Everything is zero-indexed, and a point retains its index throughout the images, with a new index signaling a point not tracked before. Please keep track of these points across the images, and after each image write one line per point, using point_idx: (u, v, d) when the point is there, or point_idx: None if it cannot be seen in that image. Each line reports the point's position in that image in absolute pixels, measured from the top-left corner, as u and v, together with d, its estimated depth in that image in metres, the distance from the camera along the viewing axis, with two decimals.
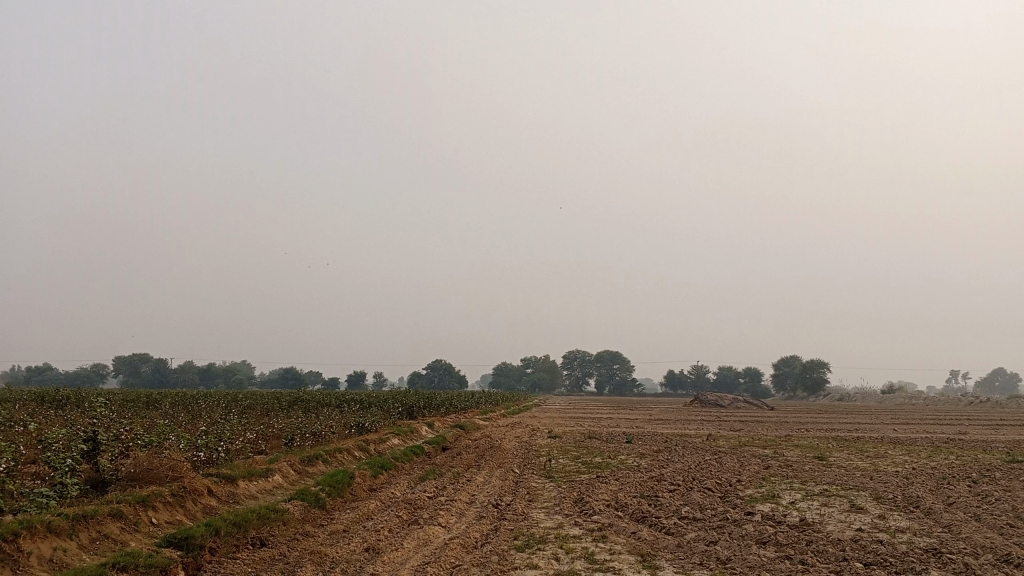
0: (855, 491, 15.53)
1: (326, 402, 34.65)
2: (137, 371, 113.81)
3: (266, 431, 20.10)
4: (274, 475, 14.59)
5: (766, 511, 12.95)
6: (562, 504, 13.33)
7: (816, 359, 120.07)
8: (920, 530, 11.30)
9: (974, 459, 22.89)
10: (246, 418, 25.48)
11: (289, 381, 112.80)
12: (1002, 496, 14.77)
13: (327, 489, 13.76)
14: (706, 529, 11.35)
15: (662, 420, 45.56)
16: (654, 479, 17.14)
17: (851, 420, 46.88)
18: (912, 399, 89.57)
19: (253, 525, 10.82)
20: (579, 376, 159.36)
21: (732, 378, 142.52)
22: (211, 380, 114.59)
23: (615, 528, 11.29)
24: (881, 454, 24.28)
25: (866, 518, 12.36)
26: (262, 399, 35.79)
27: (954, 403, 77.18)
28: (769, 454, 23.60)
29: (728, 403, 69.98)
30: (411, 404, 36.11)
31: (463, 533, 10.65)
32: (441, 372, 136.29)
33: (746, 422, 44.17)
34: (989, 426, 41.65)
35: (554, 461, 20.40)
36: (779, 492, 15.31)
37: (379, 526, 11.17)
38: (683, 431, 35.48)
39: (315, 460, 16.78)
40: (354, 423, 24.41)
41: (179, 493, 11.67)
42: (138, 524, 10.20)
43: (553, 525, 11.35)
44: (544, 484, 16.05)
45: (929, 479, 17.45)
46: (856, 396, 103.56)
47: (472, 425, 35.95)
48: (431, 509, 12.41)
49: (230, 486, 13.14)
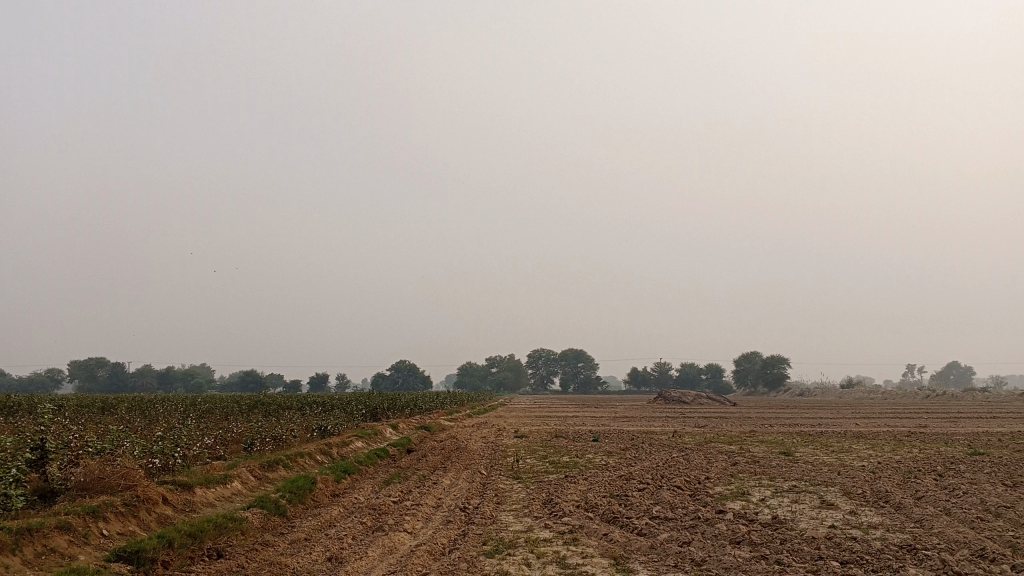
0: (824, 487, 15.46)
1: (288, 405, 34.05)
2: (94, 376, 111.14)
3: (225, 436, 19.54)
4: (232, 482, 14.10)
5: (736, 509, 12.79)
6: (531, 506, 13.04)
7: (777, 355, 121.22)
8: (892, 526, 11.20)
9: (937, 452, 23.02)
10: (204, 422, 24.86)
11: (250, 384, 111.14)
12: (971, 489, 14.80)
13: (288, 495, 13.30)
14: (679, 530, 11.14)
15: (628, 418, 45.55)
16: (623, 478, 16.91)
17: (812, 416, 47.32)
18: (870, 393, 90.83)
19: (209, 536, 10.37)
20: (544, 375, 159.65)
21: (695, 375, 143.43)
22: (171, 385, 112.58)
23: (587, 530, 11.04)
24: (845, 448, 24.38)
25: (838, 514, 12.26)
26: (221, 403, 34.95)
27: (912, 397, 78.07)
28: (735, 450, 23.59)
29: (691, 399, 70.48)
30: (375, 406, 35.59)
31: (430, 539, 10.31)
32: (406, 372, 135.30)
33: (711, 419, 44.34)
34: (949, 418, 42.26)
35: (522, 461, 20.14)
36: (749, 489, 15.16)
37: (342, 533, 10.76)
38: (649, 428, 35.48)
39: (276, 465, 16.31)
40: (317, 427, 23.88)
41: (132, 503, 11.17)
42: (88, 536, 9.69)
43: (522, 529, 11.04)
44: (512, 485, 15.78)
45: (895, 473, 17.47)
46: (815, 390, 105.20)
47: (437, 426, 35.54)
48: (396, 515, 12.04)
49: (186, 494, 12.66)
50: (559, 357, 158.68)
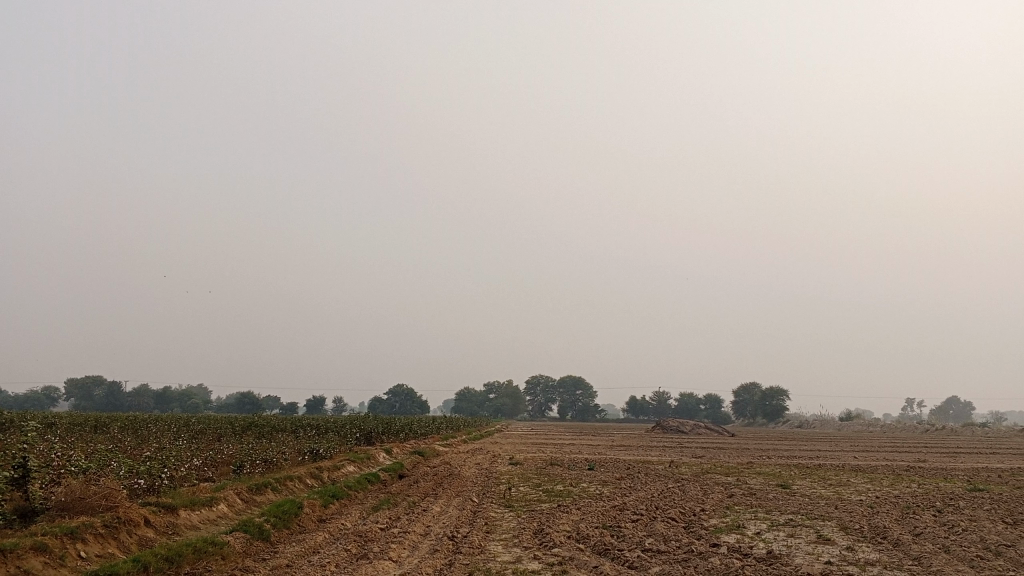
0: (821, 521, 15.18)
1: (282, 427, 33.75)
2: (90, 395, 110.59)
3: (215, 458, 19.28)
4: (219, 505, 13.84)
5: (731, 542, 12.53)
6: (521, 536, 12.77)
7: (776, 387, 120.72)
8: (890, 563, 10.91)
9: (936, 487, 22.76)
10: (195, 443, 24.57)
11: (247, 405, 110.65)
12: (970, 526, 14.52)
13: (272, 520, 13.03)
14: (671, 563, 10.87)
15: (625, 447, 45.27)
16: (617, 508, 16.65)
17: (812, 448, 46.95)
18: (869, 427, 90.29)
19: (187, 560, 10.11)
20: (542, 403, 158.84)
21: (693, 405, 142.72)
22: (167, 406, 112.12)
23: (577, 562, 10.76)
24: (842, 482, 24.07)
25: (834, 550, 11.98)
26: (215, 424, 34.67)
27: (912, 431, 77.67)
28: (732, 481, 23.32)
29: (688, 429, 69.99)
30: (369, 430, 35.25)
31: (415, 568, 10.04)
32: (403, 397, 134.80)
33: (708, 449, 44.00)
34: (948, 453, 41.87)
35: (515, 489, 19.85)
36: (744, 523, 14.90)
37: (325, 560, 10.51)
38: (645, 457, 35.21)
39: (264, 488, 16.02)
40: (308, 450, 23.62)
41: (112, 524, 10.91)
42: (65, 558, 9.42)
43: (511, 560, 10.78)
44: (503, 514, 15.51)
45: (893, 508, 17.18)
46: (814, 422, 104.63)
47: (433, 452, 35.16)
48: (381, 543, 11.77)
49: (170, 516, 12.40)
50: (558, 384, 158.11)
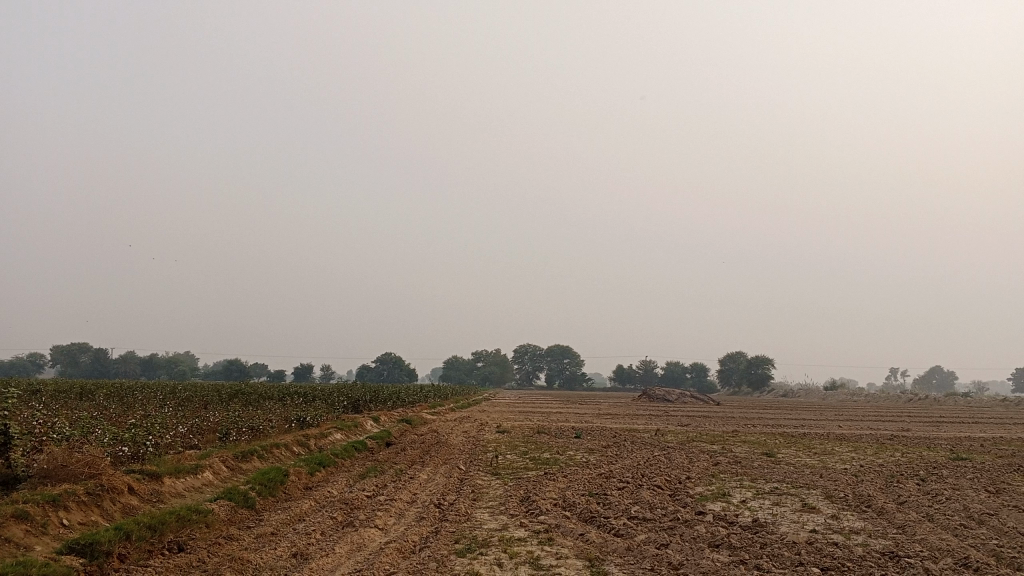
0: (806, 489, 15.27)
1: (269, 395, 33.66)
2: (76, 362, 110.10)
3: (200, 425, 19.15)
4: (204, 472, 13.77)
5: (716, 511, 12.55)
6: (507, 504, 12.76)
7: (762, 356, 121.53)
8: (874, 531, 10.96)
9: (919, 456, 22.96)
10: (181, 411, 24.45)
11: (234, 372, 110.52)
12: (953, 496, 14.62)
13: (257, 488, 12.96)
14: (657, 531, 10.88)
15: (611, 415, 45.54)
16: (604, 476, 16.68)
17: (796, 416, 47.41)
18: (853, 396, 91.23)
19: (170, 528, 10.04)
20: (530, 371, 159.39)
21: (680, 374, 143.65)
22: (154, 372, 111.89)
23: (563, 530, 10.75)
24: (827, 450, 24.26)
25: (819, 518, 12.02)
26: (203, 391, 34.55)
27: (895, 400, 78.60)
28: (717, 450, 23.44)
29: (674, 397, 70.46)
30: (356, 398, 35.20)
31: (401, 536, 10.00)
32: (391, 365, 135.00)
33: (694, 417, 44.29)
34: (930, 422, 42.35)
35: (502, 457, 19.84)
36: (729, 490, 14.97)
37: (310, 529, 10.44)
38: (632, 426, 35.39)
39: (250, 456, 15.96)
40: (295, 418, 23.53)
41: (95, 492, 10.81)
42: (46, 526, 9.32)
43: (497, 527, 10.76)
44: (490, 481, 15.51)
45: (877, 477, 17.31)
46: (799, 391, 105.56)
47: (420, 420, 35.19)
48: (368, 510, 11.73)
49: (154, 484, 12.31)
50: (545, 353, 158.75)
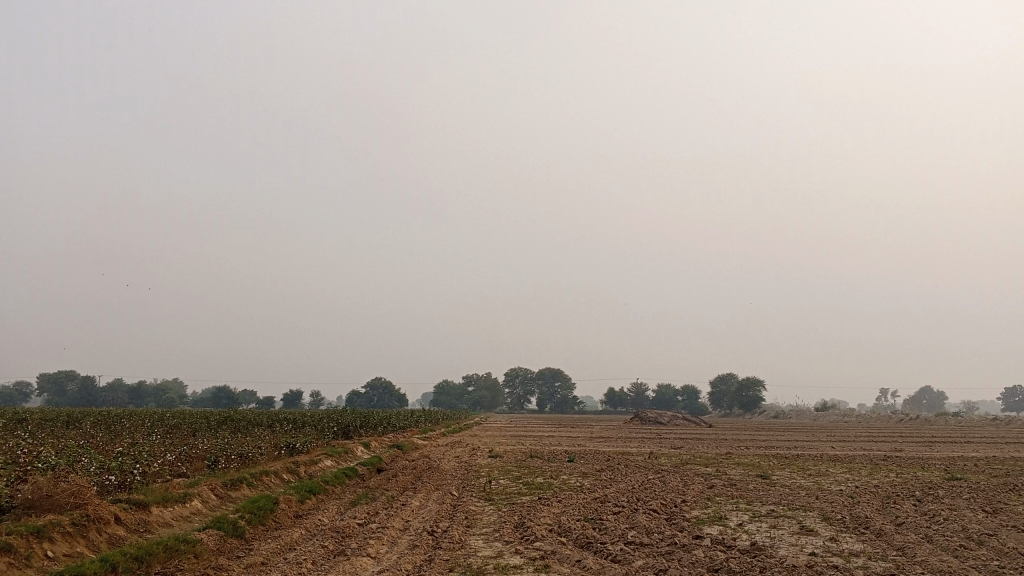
0: (803, 512, 15.12)
1: (258, 421, 33.32)
2: (63, 390, 109.01)
3: (188, 453, 18.88)
4: (192, 501, 13.53)
5: (714, 534, 12.39)
6: (502, 530, 12.57)
7: (752, 377, 121.50)
8: (874, 554, 10.82)
9: (913, 476, 22.84)
10: (169, 438, 24.16)
11: (223, 399, 109.65)
12: (951, 516, 14.51)
13: (247, 516, 12.74)
14: (654, 556, 10.71)
15: (603, 438, 45.33)
16: (598, 500, 16.49)
17: (789, 438, 47.28)
18: (844, 417, 91.24)
19: (158, 559, 9.81)
20: (520, 395, 158.81)
21: (671, 396, 143.41)
22: (142, 399, 110.90)
23: (559, 557, 10.57)
24: (822, 472, 24.10)
25: (818, 540, 11.90)
26: (191, 418, 34.18)
27: (886, 420, 78.62)
28: (712, 472, 23.25)
29: (666, 420, 70.23)
30: (347, 424, 34.88)
31: (394, 565, 9.80)
32: (381, 391, 134.32)
33: (687, 440, 44.11)
34: (923, 442, 42.29)
35: (495, 482, 19.63)
36: (726, 514, 14.80)
37: (302, 558, 10.24)
38: (624, 449, 35.18)
39: (239, 484, 15.71)
40: (284, 445, 23.24)
41: (81, 522, 10.58)
42: (30, 558, 9.09)
43: (492, 554, 10.57)
44: (484, 507, 15.31)
45: (873, 498, 17.20)
46: (790, 412, 105.49)
47: (412, 446, 34.87)
48: (360, 538, 11.53)
49: (141, 513, 12.08)
50: (536, 376, 158.34)
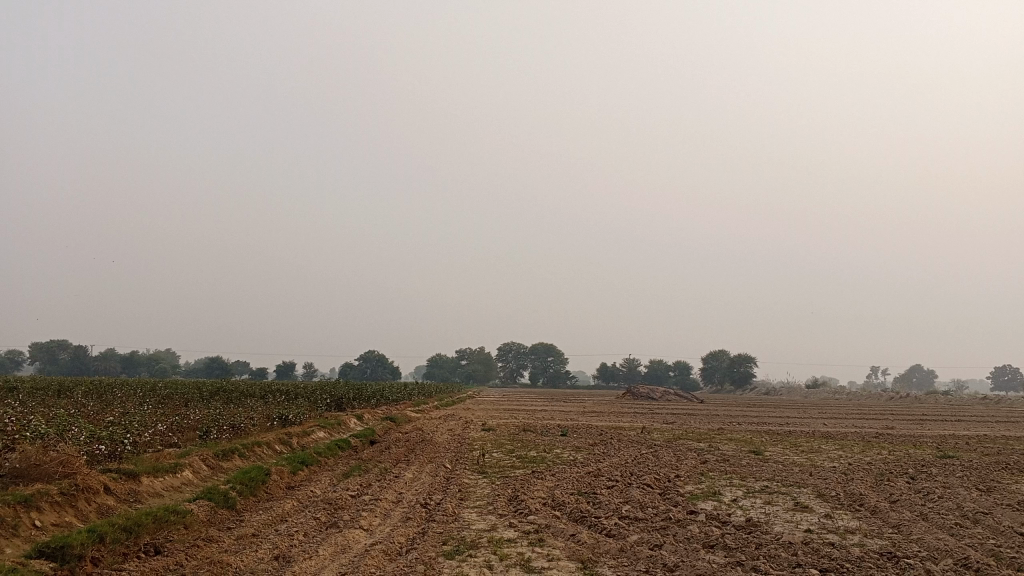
0: (796, 488, 15.09)
1: (251, 393, 33.21)
2: (56, 359, 108.82)
3: (180, 423, 18.74)
4: (183, 471, 13.41)
5: (708, 510, 12.34)
6: (496, 503, 12.49)
7: (745, 354, 121.91)
8: (870, 531, 10.76)
9: (906, 454, 22.83)
10: (160, 408, 24.02)
11: (217, 370, 109.60)
12: (946, 494, 14.46)
13: (238, 488, 12.61)
14: (649, 531, 10.64)
15: (595, 413, 45.36)
16: (592, 474, 16.44)
17: (781, 415, 47.30)
18: (835, 393, 91.70)
19: (146, 531, 9.67)
20: (514, 369, 159.35)
21: (663, 372, 144.09)
22: (135, 369, 110.85)
23: (553, 530, 10.49)
24: (814, 448, 24.10)
25: (813, 518, 11.83)
26: (184, 389, 34.06)
27: (875, 398, 79.30)
28: (705, 448, 23.20)
29: (659, 395, 70.47)
30: (340, 396, 34.79)
31: (387, 537, 9.70)
32: (374, 363, 134.29)
33: (679, 415, 44.09)
34: (916, 421, 42.36)
35: (489, 456, 19.56)
36: (720, 489, 14.76)
37: (293, 529, 10.12)
38: (616, 423, 35.21)
39: (231, 454, 15.62)
40: (276, 416, 23.17)
41: (69, 491, 10.44)
42: (18, 528, 8.95)
43: (486, 528, 10.49)
44: (477, 481, 15.22)
45: (867, 475, 17.15)
46: (782, 389, 105.97)
47: (405, 418, 34.85)
48: (352, 511, 11.42)
49: (132, 483, 11.95)
50: (530, 350, 158.76)
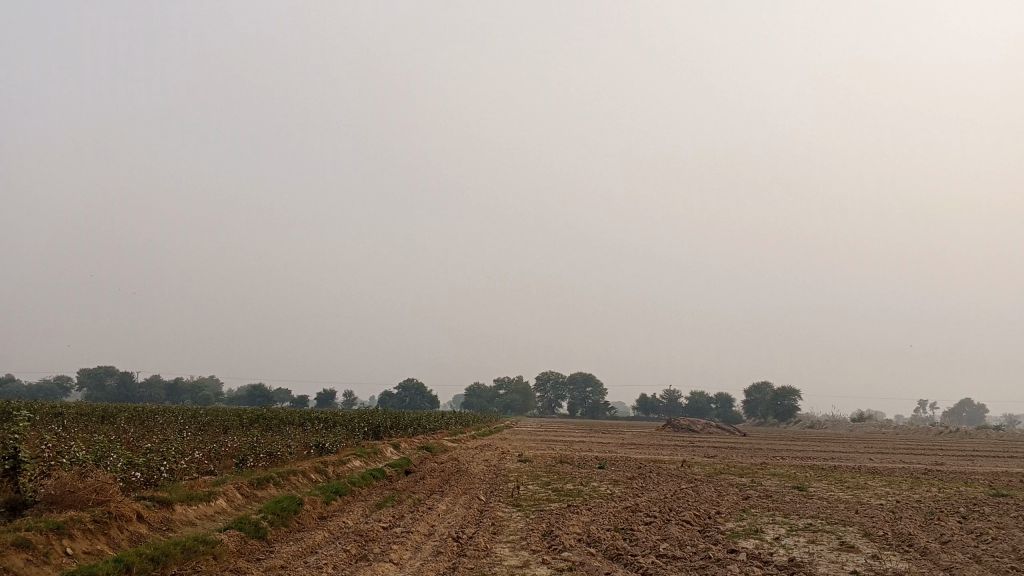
0: (842, 527, 14.57)
1: (290, 420, 33.27)
2: (102, 384, 110.87)
3: (218, 451, 18.79)
4: (217, 499, 13.39)
5: (749, 549, 11.93)
6: (529, 538, 12.22)
7: (787, 387, 119.68)
8: (919, 574, 10.28)
9: (957, 492, 21.99)
10: (200, 436, 24.16)
11: (259, 398, 110.69)
12: (1000, 535, 13.82)
13: (269, 518, 12.52)
14: (687, 571, 10.28)
15: (635, 444, 44.81)
16: (630, 509, 16.06)
17: (826, 448, 46.12)
18: (882, 428, 89.35)
19: (174, 561, 9.59)
20: (552, 399, 158.40)
21: (704, 405, 142.13)
22: (179, 396, 112.41)
23: (587, 568, 10.17)
24: (861, 485, 23.35)
25: (859, 558, 11.39)
26: (224, 416, 34.30)
27: (924, 432, 77.12)
28: (746, 483, 22.62)
29: (700, 428, 69.24)
30: (377, 425, 34.70)
31: (416, 572, 9.50)
32: (412, 392, 134.48)
33: (721, 448, 43.28)
34: (968, 456, 41.00)
35: (524, 488, 19.32)
36: (762, 527, 14.30)
37: (322, 562, 9.97)
38: (655, 456, 34.61)
39: (265, 483, 15.58)
40: (313, 444, 23.13)
41: (103, 519, 10.44)
42: (49, 555, 8.90)
43: (518, 564, 10.21)
44: (511, 514, 14.96)
45: (917, 514, 16.49)
46: (827, 423, 103.71)
47: (441, 448, 34.61)
48: (382, 543, 11.25)
49: (165, 511, 11.93)
50: (569, 381, 157.83)
